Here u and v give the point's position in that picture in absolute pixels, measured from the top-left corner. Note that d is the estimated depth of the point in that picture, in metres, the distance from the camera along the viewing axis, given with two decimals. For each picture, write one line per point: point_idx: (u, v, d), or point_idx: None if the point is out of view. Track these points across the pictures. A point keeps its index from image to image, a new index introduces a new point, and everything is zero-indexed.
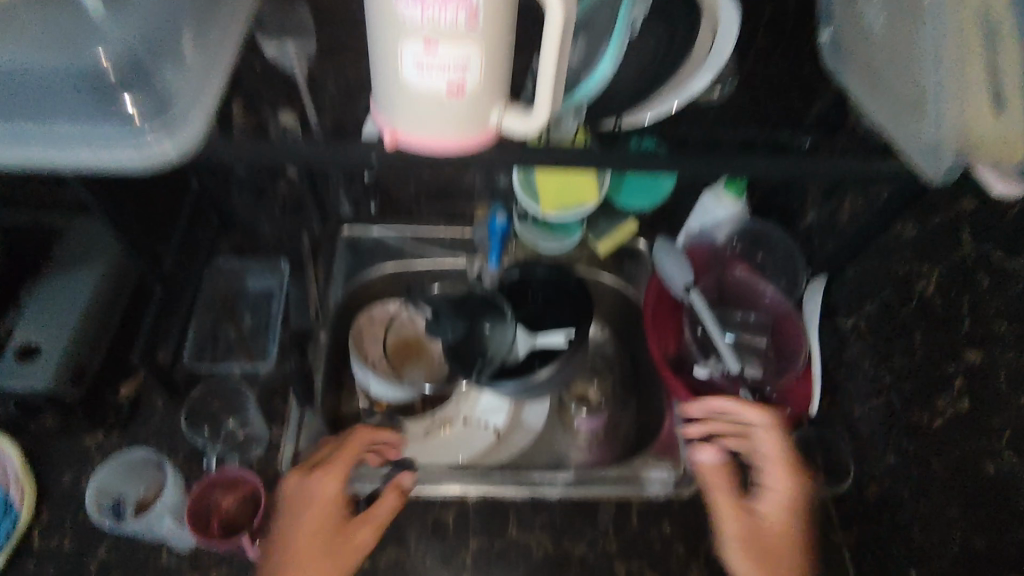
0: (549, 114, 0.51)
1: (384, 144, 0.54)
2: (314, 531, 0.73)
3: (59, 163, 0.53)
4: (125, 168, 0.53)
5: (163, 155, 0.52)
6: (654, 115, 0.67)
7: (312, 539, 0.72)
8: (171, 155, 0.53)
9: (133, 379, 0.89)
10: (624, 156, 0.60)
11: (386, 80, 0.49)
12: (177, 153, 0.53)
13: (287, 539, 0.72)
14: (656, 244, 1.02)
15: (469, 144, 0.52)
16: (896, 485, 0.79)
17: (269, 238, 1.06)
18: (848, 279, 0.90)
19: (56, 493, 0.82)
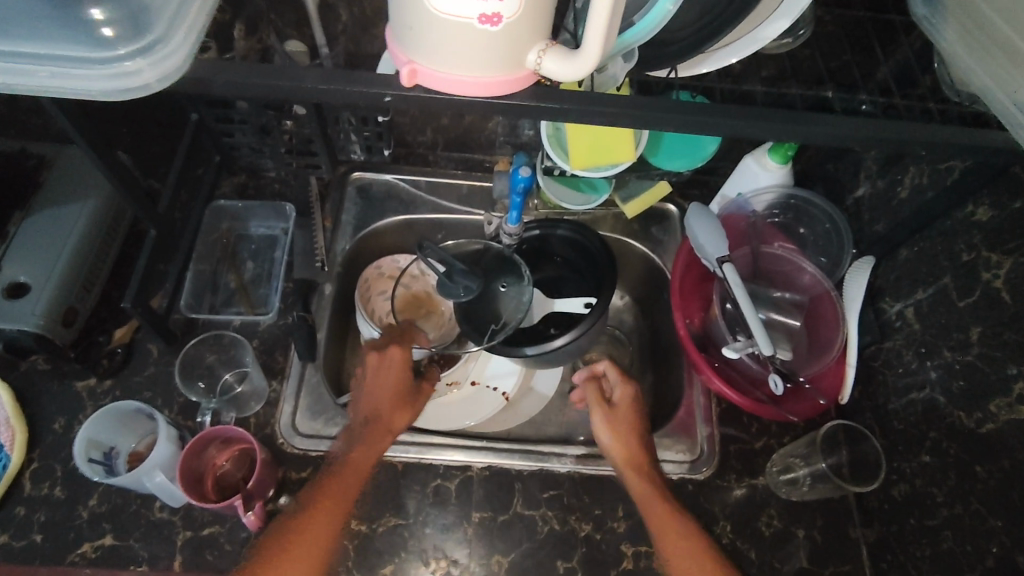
0: (600, 55, 0.42)
1: (402, 82, 0.46)
2: (393, 390, 0.80)
3: (27, 87, 0.47)
4: (100, 96, 0.47)
5: (143, 83, 0.46)
6: (712, 65, 0.59)
7: (395, 397, 0.80)
8: (153, 85, 0.46)
9: (127, 324, 0.85)
10: (674, 113, 0.52)
11: (405, 6, 0.41)
12: (158, 82, 0.47)
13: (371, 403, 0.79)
14: (689, 210, 0.94)
15: (501, 88, 0.45)
16: (930, 485, 0.74)
17: (274, 178, 0.99)
18: (899, 262, 0.82)
19: (47, 439, 0.78)
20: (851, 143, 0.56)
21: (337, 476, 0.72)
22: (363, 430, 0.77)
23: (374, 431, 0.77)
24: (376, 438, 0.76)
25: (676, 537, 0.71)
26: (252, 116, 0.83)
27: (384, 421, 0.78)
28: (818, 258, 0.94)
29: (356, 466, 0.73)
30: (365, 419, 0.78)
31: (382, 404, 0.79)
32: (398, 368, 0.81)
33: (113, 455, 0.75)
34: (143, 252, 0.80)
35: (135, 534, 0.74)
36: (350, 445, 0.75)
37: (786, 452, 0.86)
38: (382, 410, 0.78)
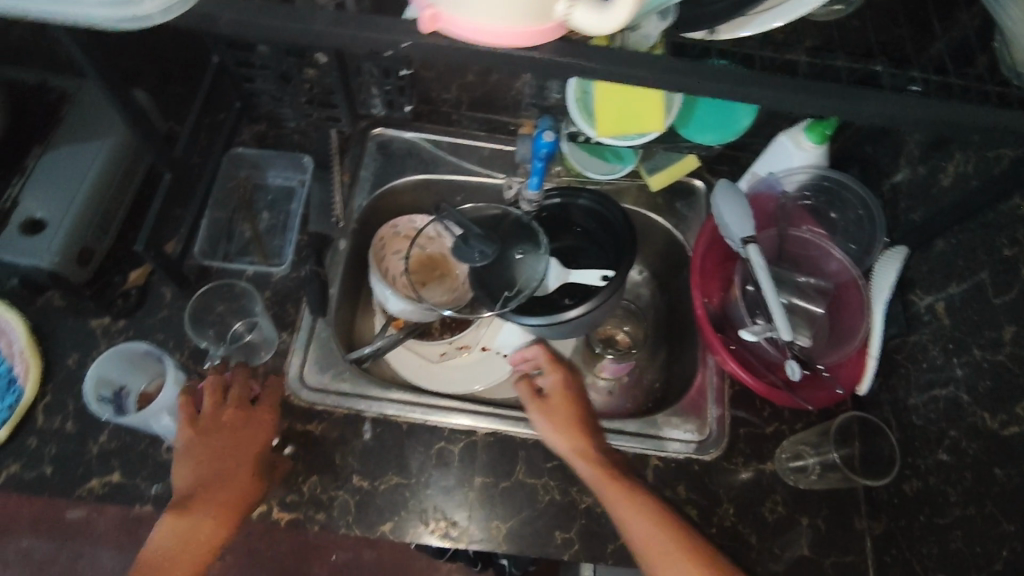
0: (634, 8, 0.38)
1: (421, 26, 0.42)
2: (224, 464, 0.71)
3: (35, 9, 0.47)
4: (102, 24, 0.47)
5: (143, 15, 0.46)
6: (755, 29, 0.53)
7: (242, 480, 0.71)
8: (155, 15, 0.46)
9: (142, 266, 0.85)
10: (710, 77, 0.49)
11: None
12: (161, 14, 0.46)
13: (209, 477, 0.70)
14: (717, 186, 0.91)
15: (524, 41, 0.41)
16: (944, 484, 0.72)
17: (293, 128, 0.97)
18: (934, 253, 0.79)
19: (60, 375, 0.79)
20: (899, 121, 0.53)
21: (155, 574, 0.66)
22: (193, 522, 0.68)
23: (211, 524, 0.68)
24: (208, 530, 0.68)
25: (638, 512, 0.71)
26: (272, 61, 0.81)
27: (226, 508, 0.69)
28: (847, 245, 0.91)
29: (185, 563, 0.67)
30: (201, 504, 0.69)
31: (224, 486, 0.70)
32: (238, 437, 0.72)
33: (123, 395, 0.75)
34: (159, 195, 0.79)
35: (142, 473, 0.75)
36: (175, 538, 0.67)
37: (796, 439, 0.85)
38: (214, 489, 0.70)
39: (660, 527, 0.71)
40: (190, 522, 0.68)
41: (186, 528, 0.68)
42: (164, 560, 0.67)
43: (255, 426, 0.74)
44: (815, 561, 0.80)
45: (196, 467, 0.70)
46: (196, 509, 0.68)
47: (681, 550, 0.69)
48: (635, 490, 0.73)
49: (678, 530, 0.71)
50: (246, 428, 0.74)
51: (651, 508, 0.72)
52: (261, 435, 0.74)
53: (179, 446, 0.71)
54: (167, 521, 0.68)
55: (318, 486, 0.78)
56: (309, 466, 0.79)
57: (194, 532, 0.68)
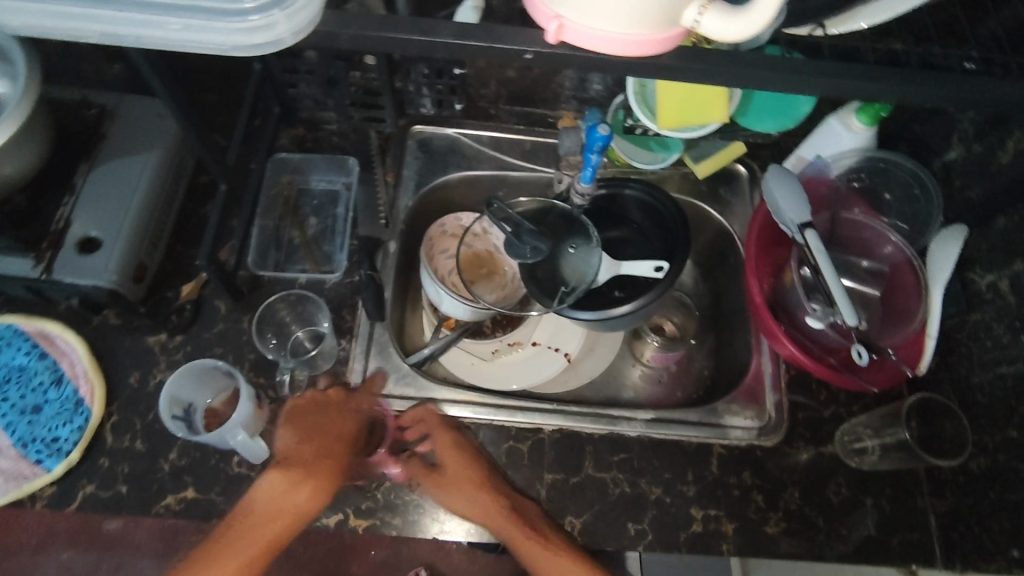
0: (773, 10, 0.36)
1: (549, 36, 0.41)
2: (334, 440, 0.75)
3: (151, 38, 0.46)
4: (230, 50, 0.47)
5: (277, 38, 0.46)
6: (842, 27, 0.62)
7: (342, 453, 0.75)
8: (287, 39, 0.46)
9: (196, 279, 0.84)
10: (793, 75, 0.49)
11: None
12: (292, 35, 0.46)
13: (314, 447, 0.74)
14: (768, 172, 0.90)
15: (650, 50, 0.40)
16: (1013, 460, 0.73)
17: (333, 130, 0.95)
18: (995, 231, 0.79)
19: (124, 393, 0.79)
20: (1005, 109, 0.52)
21: (252, 523, 0.69)
22: (296, 482, 0.71)
23: (306, 486, 0.70)
24: (302, 491, 0.70)
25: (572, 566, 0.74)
26: (320, 66, 0.80)
27: (324, 475, 0.72)
28: (900, 225, 0.90)
29: (279, 517, 0.69)
30: (302, 467, 0.72)
31: (325, 457, 0.73)
32: (347, 416, 0.77)
33: (192, 412, 0.75)
34: (213, 208, 0.78)
35: (216, 488, 0.75)
36: (276, 494, 0.70)
37: (857, 422, 0.86)
38: (319, 458, 0.73)
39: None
40: (290, 480, 0.70)
41: (287, 484, 0.70)
42: (264, 509, 0.70)
43: (354, 408, 0.79)
44: (881, 540, 0.81)
45: (300, 435, 0.75)
46: (297, 467, 0.72)
47: None
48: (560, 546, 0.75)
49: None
50: (346, 408, 0.78)
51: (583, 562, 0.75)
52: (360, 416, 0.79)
53: (285, 415, 0.76)
54: (273, 478, 0.71)
55: (391, 491, 0.78)
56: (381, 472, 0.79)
57: (290, 489, 0.70)
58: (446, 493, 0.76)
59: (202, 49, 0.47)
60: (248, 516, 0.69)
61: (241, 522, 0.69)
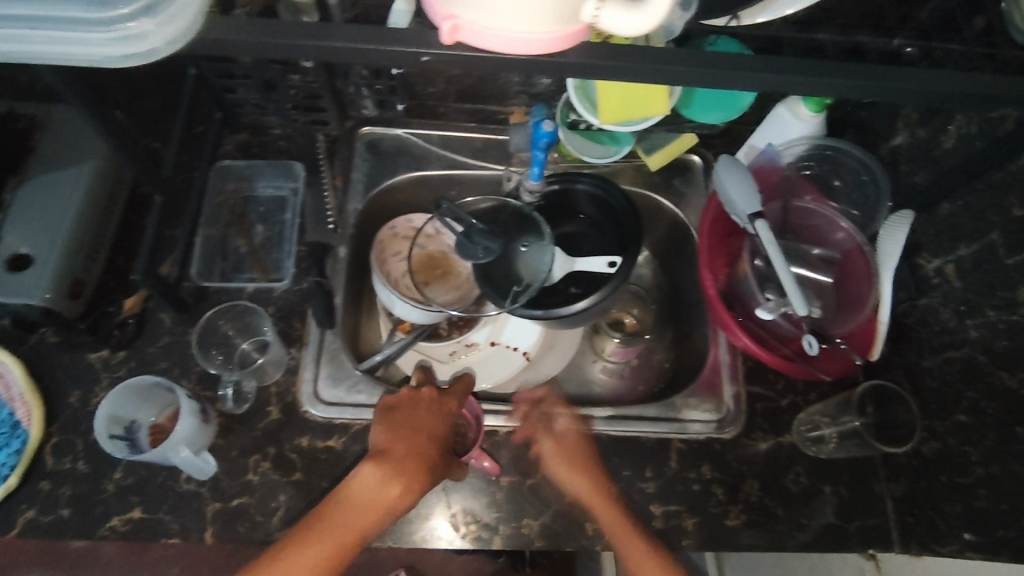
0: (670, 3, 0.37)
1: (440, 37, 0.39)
2: (427, 438, 0.70)
3: (36, 54, 0.45)
4: (102, 62, 0.45)
5: (152, 49, 0.44)
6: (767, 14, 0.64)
7: (433, 452, 0.70)
8: (163, 49, 0.44)
9: (137, 293, 0.81)
10: (718, 68, 0.47)
11: None
12: (166, 45, 0.44)
13: (406, 443, 0.69)
14: (719, 162, 0.90)
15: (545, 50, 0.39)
16: (963, 442, 0.75)
17: (278, 135, 0.93)
18: (940, 216, 0.79)
19: (65, 414, 0.77)
20: (936, 101, 0.52)
21: (344, 518, 0.66)
22: (388, 477, 0.67)
23: (401, 480, 0.67)
24: (400, 487, 0.67)
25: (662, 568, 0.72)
26: (256, 70, 0.78)
27: (412, 474, 0.67)
28: (851, 212, 0.90)
29: (369, 513, 0.66)
30: (395, 461, 0.68)
31: (415, 455, 0.69)
32: (438, 415, 0.73)
33: (135, 429, 0.73)
34: (149, 220, 0.76)
35: (163, 507, 0.74)
36: (369, 488, 0.67)
37: (813, 411, 0.86)
38: (414, 453, 0.69)
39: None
40: (386, 473, 0.67)
41: (383, 478, 0.67)
42: (354, 501, 0.66)
43: (447, 408, 0.75)
44: (840, 527, 0.81)
45: (393, 430, 0.71)
46: (392, 461, 0.68)
47: None
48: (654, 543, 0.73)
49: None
50: (440, 406, 0.74)
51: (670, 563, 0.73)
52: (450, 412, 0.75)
53: (381, 408, 0.73)
54: (365, 470, 0.67)
55: None
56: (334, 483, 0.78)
57: (389, 482, 0.67)
58: (562, 457, 0.78)
59: (65, 61, 0.45)
60: (342, 509, 0.66)
61: (332, 512, 0.66)
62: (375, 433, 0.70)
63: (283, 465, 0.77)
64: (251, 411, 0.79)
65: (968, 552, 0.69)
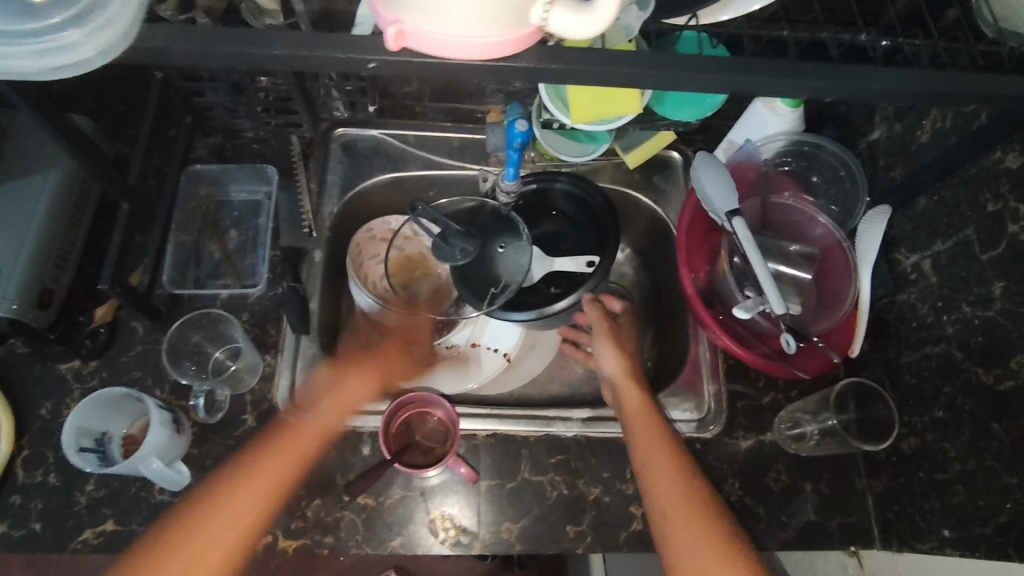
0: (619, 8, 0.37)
1: (386, 43, 0.39)
2: (389, 359, 0.89)
3: None
4: (29, 76, 0.42)
5: (84, 60, 0.42)
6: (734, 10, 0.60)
7: (398, 369, 0.90)
8: (93, 60, 0.42)
9: (107, 302, 0.80)
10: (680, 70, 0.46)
11: None
12: (100, 56, 0.42)
13: (373, 355, 0.90)
14: (696, 159, 0.89)
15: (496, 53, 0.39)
16: (941, 438, 0.73)
17: (252, 138, 0.91)
18: (917, 211, 0.79)
19: (35, 427, 0.75)
20: (904, 100, 0.51)
21: (288, 440, 0.75)
22: (341, 376, 0.83)
23: (359, 373, 0.84)
24: (345, 398, 0.81)
25: (677, 486, 0.69)
26: (222, 73, 0.77)
27: (372, 371, 0.85)
28: (830, 208, 0.90)
29: (328, 411, 0.79)
30: (350, 367, 0.84)
31: (376, 363, 0.87)
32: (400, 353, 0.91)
33: (106, 441, 0.72)
34: (115, 228, 0.74)
35: (137, 519, 0.73)
36: (326, 385, 0.82)
37: (794, 408, 0.85)
38: (382, 356, 0.89)
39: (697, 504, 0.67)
40: (338, 381, 0.83)
41: (335, 382, 0.82)
42: (312, 405, 0.81)
43: (417, 354, 0.93)
44: (821, 524, 0.81)
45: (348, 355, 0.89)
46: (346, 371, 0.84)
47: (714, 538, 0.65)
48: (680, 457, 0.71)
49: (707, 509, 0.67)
50: (405, 353, 0.92)
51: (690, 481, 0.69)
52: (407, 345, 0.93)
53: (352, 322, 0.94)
54: (324, 372, 0.83)
55: (322, 509, 0.77)
56: (311, 490, 0.77)
57: (335, 392, 0.81)
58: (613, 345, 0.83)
59: None
60: (270, 453, 0.74)
61: (280, 442, 0.75)
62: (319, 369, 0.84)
63: None
64: (226, 419, 0.78)
65: (948, 548, 0.69)
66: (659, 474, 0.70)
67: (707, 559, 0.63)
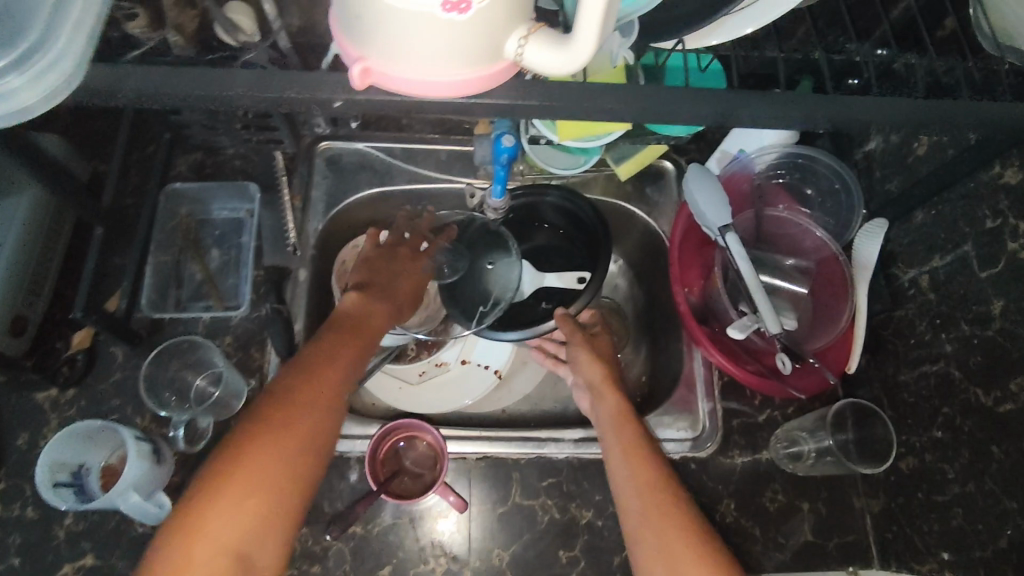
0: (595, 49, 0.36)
1: (351, 81, 0.39)
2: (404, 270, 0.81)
3: None
4: None
5: (24, 106, 0.41)
6: (723, 35, 0.58)
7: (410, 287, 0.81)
8: (36, 105, 0.41)
9: (84, 328, 0.78)
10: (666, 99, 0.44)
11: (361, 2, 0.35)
12: (42, 102, 0.41)
13: (392, 267, 0.80)
14: (688, 171, 0.87)
15: (466, 92, 0.40)
16: (939, 459, 0.71)
17: (233, 154, 0.89)
18: (914, 225, 0.77)
19: (12, 459, 0.73)
20: (897, 125, 0.49)
21: (322, 356, 0.64)
22: (371, 301, 0.74)
23: (389, 302, 0.76)
24: (368, 340, 0.70)
25: (653, 494, 0.64)
26: None
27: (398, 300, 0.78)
28: (825, 221, 0.88)
29: (372, 325, 0.72)
30: (377, 292, 0.76)
31: (397, 285, 0.79)
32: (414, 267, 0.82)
33: (83, 474, 0.70)
34: (89, 254, 0.72)
35: (117, 552, 0.71)
36: (355, 307, 0.72)
37: (791, 426, 0.83)
38: (398, 279, 0.80)
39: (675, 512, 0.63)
40: (367, 310, 0.73)
41: (367, 307, 0.73)
42: (343, 326, 0.69)
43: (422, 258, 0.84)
44: (818, 544, 0.80)
45: (370, 274, 0.78)
46: (375, 302, 0.74)
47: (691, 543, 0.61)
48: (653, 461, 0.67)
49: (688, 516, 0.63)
50: (415, 249, 0.85)
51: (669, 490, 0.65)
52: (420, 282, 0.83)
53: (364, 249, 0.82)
54: (353, 296, 0.73)
55: (309, 538, 0.75)
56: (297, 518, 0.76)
57: (357, 329, 0.70)
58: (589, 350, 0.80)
59: None
60: (312, 373, 0.62)
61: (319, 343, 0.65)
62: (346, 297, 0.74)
63: None
64: (210, 446, 0.76)
65: None
66: (630, 473, 0.67)
67: None
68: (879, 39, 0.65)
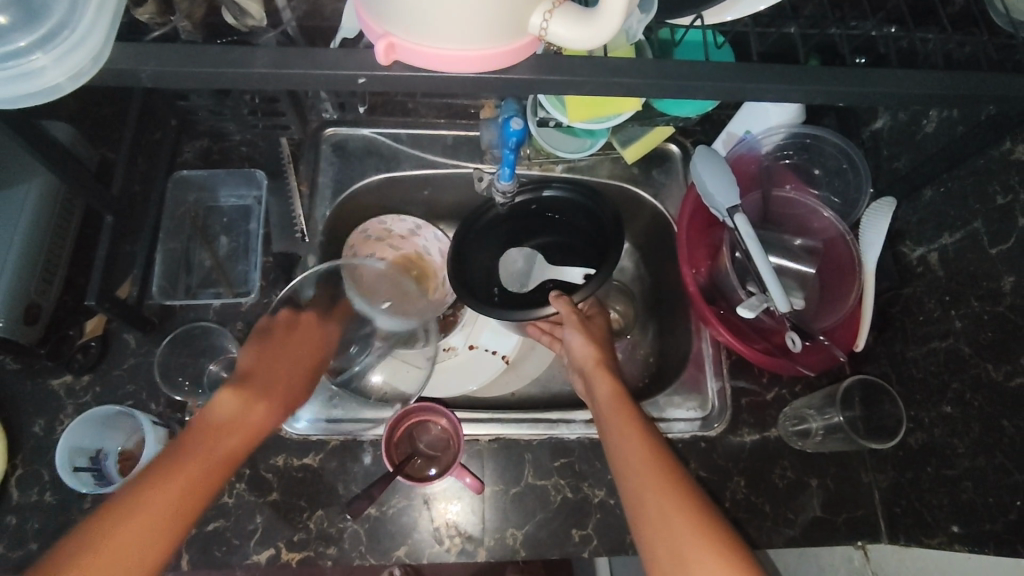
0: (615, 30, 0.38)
1: (377, 56, 0.41)
2: (306, 347, 0.82)
3: None
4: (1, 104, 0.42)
5: (53, 83, 0.42)
6: (740, 10, 0.60)
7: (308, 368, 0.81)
8: (64, 84, 0.42)
9: (95, 315, 0.79)
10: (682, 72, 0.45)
11: None
12: (70, 80, 0.42)
13: (296, 333, 0.82)
14: (696, 153, 0.87)
15: (488, 66, 0.41)
16: (950, 435, 0.71)
17: (240, 140, 0.89)
18: (924, 202, 0.77)
19: (29, 445, 0.74)
20: (911, 100, 0.50)
21: (174, 476, 0.59)
22: (247, 402, 0.70)
23: (260, 405, 0.71)
24: (228, 455, 0.65)
25: (654, 471, 0.64)
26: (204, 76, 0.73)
27: (271, 397, 0.73)
28: (831, 199, 0.89)
29: (238, 430, 0.67)
30: (256, 386, 0.72)
31: (273, 386, 0.74)
32: (318, 334, 0.84)
33: (101, 458, 0.73)
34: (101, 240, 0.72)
35: None
36: (229, 409, 0.68)
37: (799, 404, 0.85)
38: (277, 374, 0.76)
39: (671, 487, 0.62)
40: (241, 415, 0.68)
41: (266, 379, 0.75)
42: (203, 431, 0.64)
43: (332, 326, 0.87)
44: (826, 520, 0.81)
45: (258, 362, 0.76)
46: (253, 402, 0.70)
47: (691, 518, 0.59)
48: (651, 443, 0.67)
49: (687, 491, 0.62)
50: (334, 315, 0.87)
51: (667, 468, 0.64)
52: (314, 360, 0.83)
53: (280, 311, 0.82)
54: (225, 395, 0.69)
55: (324, 520, 0.76)
56: (312, 500, 0.76)
57: (207, 451, 0.63)
58: (583, 335, 0.82)
59: None
60: (157, 489, 0.57)
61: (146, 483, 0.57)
62: (219, 397, 0.69)
63: (259, 486, 0.76)
64: None
65: (955, 544, 0.68)
66: (626, 449, 0.67)
67: (695, 557, 0.57)
68: (891, 14, 0.64)
